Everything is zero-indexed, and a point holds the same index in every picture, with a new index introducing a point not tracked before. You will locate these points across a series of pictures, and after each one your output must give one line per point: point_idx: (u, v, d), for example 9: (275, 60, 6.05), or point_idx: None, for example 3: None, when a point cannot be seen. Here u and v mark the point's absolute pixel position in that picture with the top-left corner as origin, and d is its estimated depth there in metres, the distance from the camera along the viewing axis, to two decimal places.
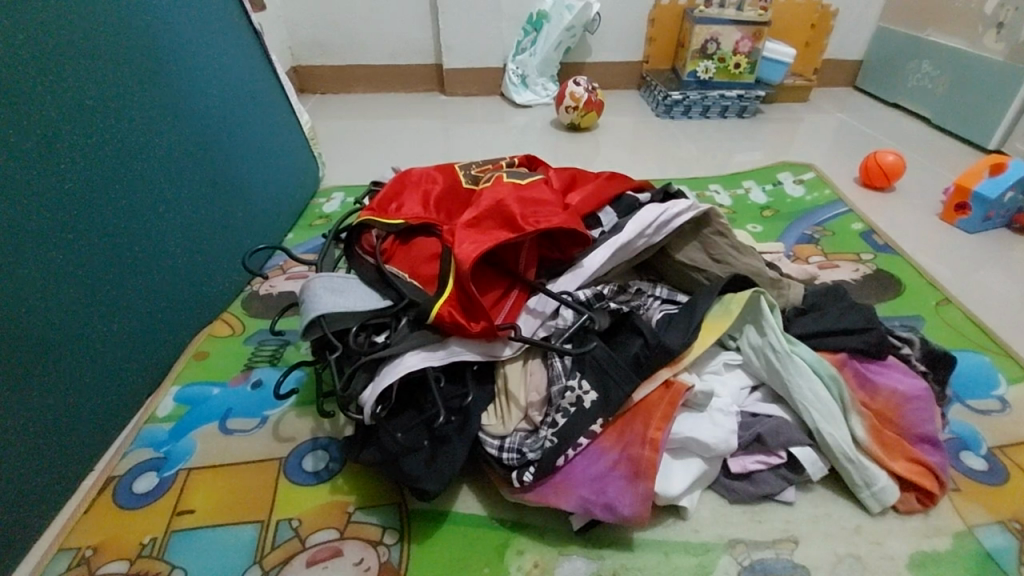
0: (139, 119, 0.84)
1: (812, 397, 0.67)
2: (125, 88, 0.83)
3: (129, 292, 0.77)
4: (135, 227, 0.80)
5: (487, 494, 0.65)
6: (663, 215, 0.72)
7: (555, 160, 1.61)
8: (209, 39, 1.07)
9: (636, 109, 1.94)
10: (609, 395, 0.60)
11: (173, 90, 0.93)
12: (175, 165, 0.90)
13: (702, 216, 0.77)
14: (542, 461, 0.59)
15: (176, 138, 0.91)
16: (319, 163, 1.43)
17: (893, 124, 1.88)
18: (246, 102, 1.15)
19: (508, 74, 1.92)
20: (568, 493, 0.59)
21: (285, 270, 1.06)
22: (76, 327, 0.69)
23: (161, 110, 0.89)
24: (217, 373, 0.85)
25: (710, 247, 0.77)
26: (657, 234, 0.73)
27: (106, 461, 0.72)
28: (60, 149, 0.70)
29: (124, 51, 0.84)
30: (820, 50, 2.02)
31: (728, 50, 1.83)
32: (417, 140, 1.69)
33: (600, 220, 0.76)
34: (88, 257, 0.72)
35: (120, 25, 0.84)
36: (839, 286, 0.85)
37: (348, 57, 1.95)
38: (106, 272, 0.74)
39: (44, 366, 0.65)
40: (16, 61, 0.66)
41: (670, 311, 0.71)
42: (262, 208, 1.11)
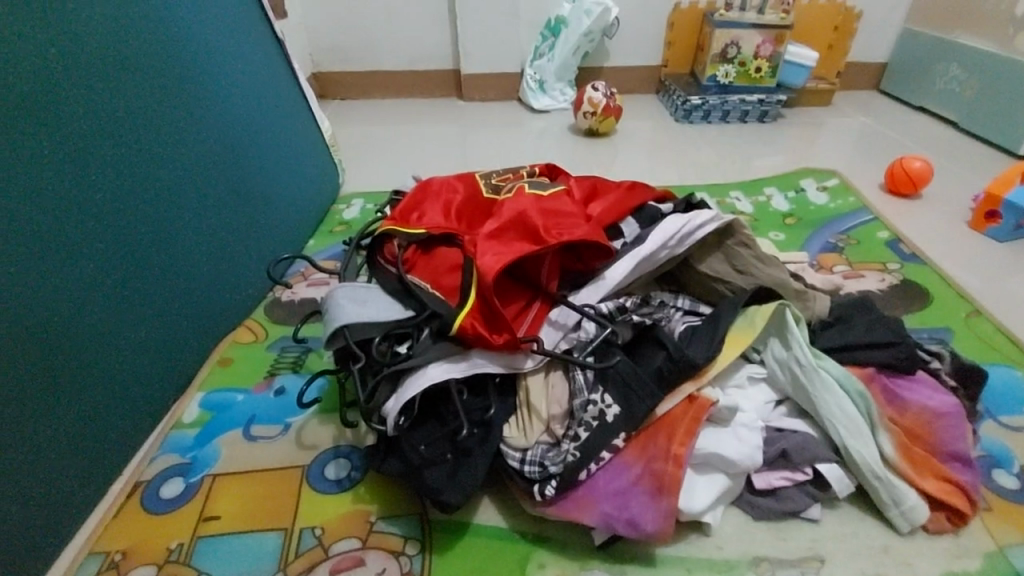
0: (166, 129, 0.86)
1: (838, 413, 0.66)
2: (153, 100, 0.85)
3: (155, 299, 0.79)
4: (159, 235, 0.81)
5: (508, 506, 0.65)
6: (687, 226, 0.72)
7: (573, 165, 1.60)
8: (232, 49, 1.09)
9: (655, 113, 1.93)
10: (633, 410, 0.60)
11: (197, 100, 0.94)
12: (201, 174, 0.92)
13: (726, 227, 0.76)
14: (564, 476, 0.59)
15: (202, 147, 0.93)
16: (340, 169, 1.45)
17: (919, 129, 1.84)
18: (269, 110, 1.17)
19: (526, 78, 1.92)
20: (590, 509, 0.59)
21: (306, 276, 1.08)
22: (105, 334, 0.71)
23: (185, 121, 0.91)
24: (240, 379, 0.86)
25: (734, 258, 0.76)
26: (680, 245, 0.72)
27: (134, 466, 0.73)
28: (92, 160, 0.72)
29: (149, 62, 0.86)
30: (843, 53, 1.98)
31: (749, 54, 1.81)
32: (435, 145, 1.70)
33: (622, 231, 0.75)
34: (112, 266, 0.73)
35: (146, 37, 0.86)
36: (866, 298, 0.83)
37: (367, 62, 1.96)
38: (130, 280, 0.76)
39: (75, 372, 0.67)
40: (52, 77, 0.69)
41: (692, 323, 0.71)
42: (284, 215, 1.12)
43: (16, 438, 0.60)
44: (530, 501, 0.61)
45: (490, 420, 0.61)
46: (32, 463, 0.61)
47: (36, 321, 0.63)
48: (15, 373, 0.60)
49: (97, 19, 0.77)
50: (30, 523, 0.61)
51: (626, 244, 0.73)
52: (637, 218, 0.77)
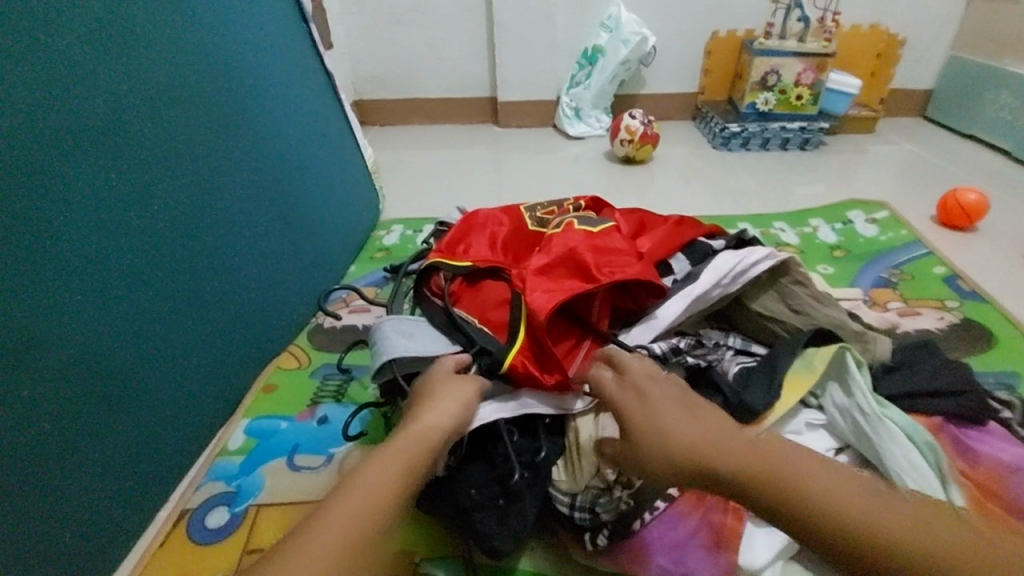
0: (221, 162, 0.90)
1: (905, 464, 0.61)
2: (211, 136, 0.89)
3: (205, 326, 0.81)
4: (211, 264, 0.84)
5: (554, 551, 0.63)
6: (740, 264, 0.70)
7: (609, 193, 1.60)
8: (282, 83, 1.13)
9: (691, 140, 1.91)
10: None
11: (248, 133, 0.98)
12: (252, 204, 0.95)
13: (780, 265, 0.74)
14: (617, 525, 0.57)
15: (253, 178, 0.97)
16: (381, 195, 1.47)
17: (970, 157, 1.78)
18: (316, 140, 1.20)
19: (562, 106, 1.93)
20: (644, 560, 0.57)
21: (348, 302, 1.09)
22: (158, 361, 0.73)
23: (237, 153, 0.94)
24: (284, 407, 0.87)
25: (789, 297, 0.74)
26: (733, 284, 0.70)
27: (181, 493, 0.74)
28: (154, 193, 0.76)
29: (205, 98, 0.90)
30: (887, 80, 1.94)
31: (789, 81, 1.79)
32: (472, 171, 1.72)
33: (672, 267, 0.74)
34: (163, 295, 0.75)
35: (203, 75, 0.90)
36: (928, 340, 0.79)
37: (407, 90, 2.01)
38: (180, 308, 0.78)
39: (128, 399, 0.69)
40: (121, 116, 0.73)
41: (746, 364, 0.69)
42: (327, 242, 1.15)
43: (71, 464, 0.62)
44: (580, 548, 0.59)
45: (540, 462, 0.59)
46: (85, 488, 0.63)
47: (91, 350, 0.65)
48: (71, 401, 0.62)
49: (158, 60, 0.81)
50: (81, 549, 0.62)
51: (676, 282, 0.71)
52: (687, 255, 0.76)
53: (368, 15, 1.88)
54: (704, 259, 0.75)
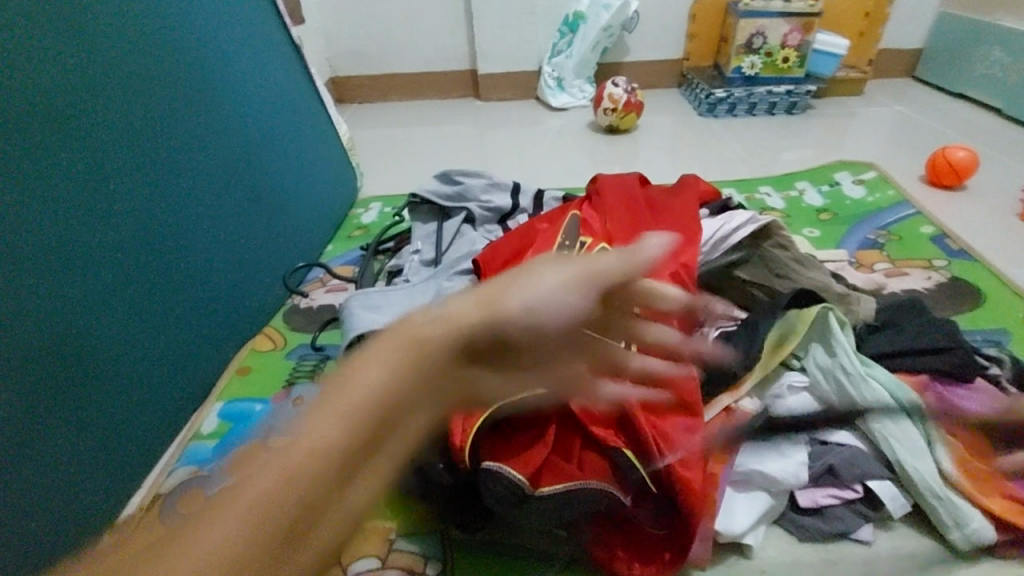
0: (185, 137, 0.85)
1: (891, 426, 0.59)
2: (169, 107, 0.84)
3: (174, 310, 0.78)
4: (178, 244, 0.80)
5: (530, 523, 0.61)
6: (721, 231, 0.70)
7: (593, 164, 1.56)
8: (252, 56, 1.08)
9: (677, 108, 1.87)
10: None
11: (218, 108, 0.94)
12: (220, 181, 0.90)
13: (762, 230, 0.73)
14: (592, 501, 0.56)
15: (221, 155, 0.92)
16: (358, 173, 1.43)
17: (960, 116, 1.74)
18: (288, 117, 1.15)
19: (544, 76, 1.88)
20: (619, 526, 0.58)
21: (325, 282, 1.05)
22: (123, 348, 0.70)
23: (209, 128, 0.91)
24: (260, 390, 0.84)
25: (767, 262, 0.72)
26: (713, 252, 0.70)
27: (153, 479, 0.72)
28: (110, 168, 0.72)
29: (176, 76, 0.86)
30: (876, 40, 1.90)
31: (776, 43, 1.74)
32: (452, 146, 1.67)
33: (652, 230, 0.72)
34: (145, 282, 0.74)
35: (174, 51, 0.87)
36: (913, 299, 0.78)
37: (384, 65, 1.95)
38: (157, 291, 0.76)
39: (91, 387, 0.66)
40: (64, 85, 0.68)
41: None
42: (303, 220, 1.11)
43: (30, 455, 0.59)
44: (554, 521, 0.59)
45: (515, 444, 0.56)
46: (45, 479, 0.60)
47: (65, 330, 0.64)
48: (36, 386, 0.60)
49: (128, 41, 0.79)
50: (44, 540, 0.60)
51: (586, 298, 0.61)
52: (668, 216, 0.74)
53: None
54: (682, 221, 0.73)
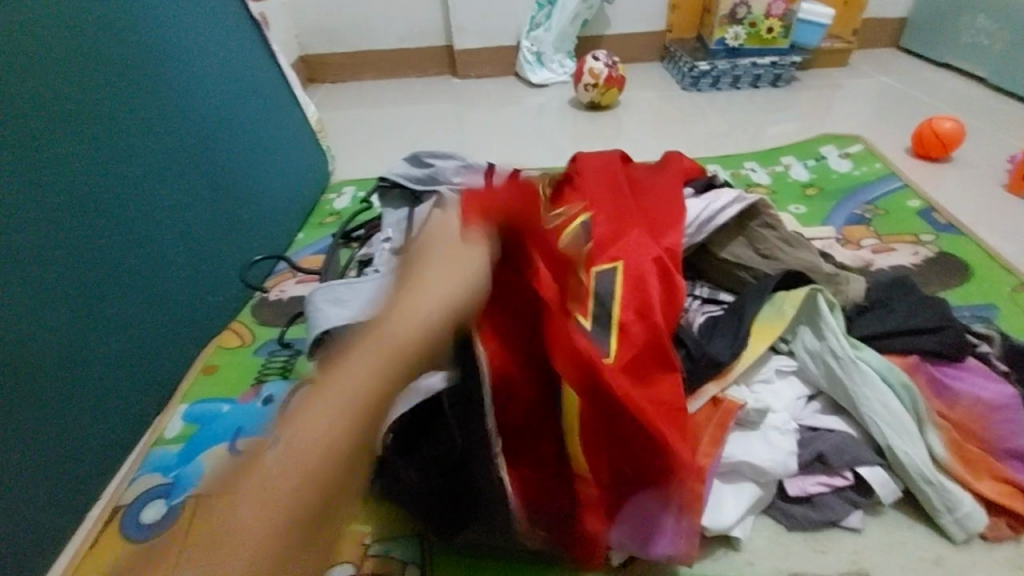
0: (132, 121, 0.78)
1: (881, 410, 0.58)
2: (112, 87, 0.76)
3: (126, 310, 0.72)
4: (129, 238, 0.74)
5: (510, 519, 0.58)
6: (707, 212, 0.66)
7: (575, 142, 1.51)
8: (206, 31, 1.00)
9: (660, 82, 1.82)
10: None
11: (171, 89, 0.87)
12: (174, 168, 0.84)
13: (749, 209, 0.69)
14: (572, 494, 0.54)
15: (174, 139, 0.85)
16: (330, 156, 1.36)
17: (944, 86, 1.72)
18: (250, 98, 1.08)
19: (523, 51, 1.81)
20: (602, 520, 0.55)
21: (295, 274, 1.00)
22: (70, 352, 0.64)
23: (162, 111, 0.84)
24: (227, 389, 0.80)
25: (753, 244, 0.69)
26: (699, 234, 0.66)
27: (113, 488, 0.68)
28: (45, 156, 0.65)
29: (120, 53, 0.79)
30: (861, 9, 1.85)
31: (760, 14, 1.69)
32: (428, 126, 1.61)
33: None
34: (97, 278, 0.69)
35: (117, 25, 0.80)
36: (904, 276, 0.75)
37: (355, 42, 1.86)
38: (109, 290, 0.70)
39: (38, 396, 0.60)
40: None
41: (713, 314, 0.65)
42: (271, 208, 1.05)
43: None
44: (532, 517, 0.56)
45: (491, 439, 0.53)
46: None
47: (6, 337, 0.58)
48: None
49: (64, 14, 0.71)
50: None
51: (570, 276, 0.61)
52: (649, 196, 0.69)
53: None
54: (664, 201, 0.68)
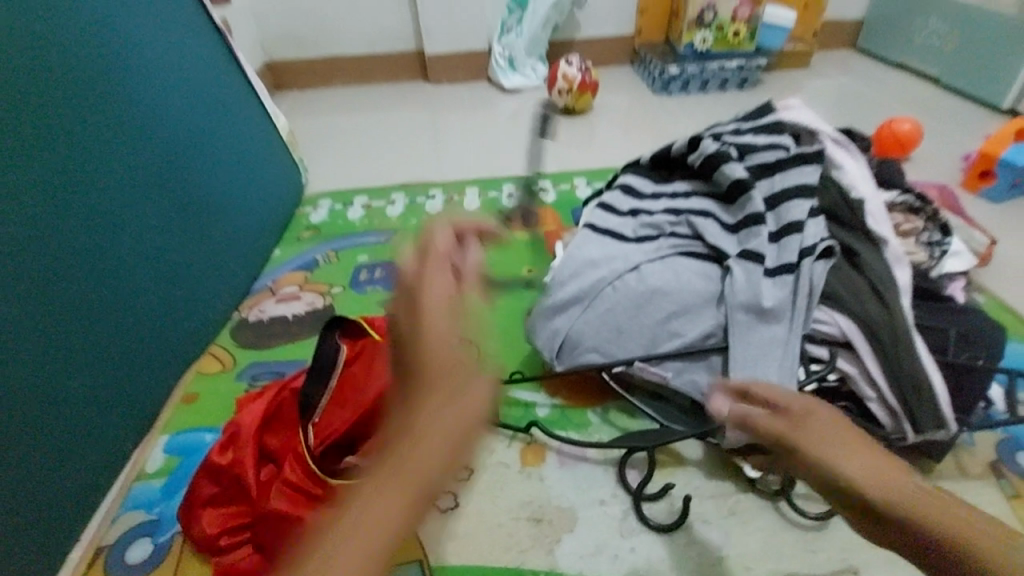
0: (91, 157, 0.76)
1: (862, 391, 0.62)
2: (80, 124, 0.75)
3: (83, 343, 0.69)
4: (88, 266, 0.72)
5: (588, 465, 0.68)
6: (792, 186, 0.71)
7: (552, 147, 1.50)
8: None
9: (631, 86, 1.80)
10: (868, 314, 0.62)
11: (173, 81, 0.96)
12: (140, 205, 0.82)
13: (813, 160, 0.73)
14: (917, 363, 0.59)
15: (139, 169, 0.83)
16: (302, 169, 1.33)
17: (897, 84, 1.73)
18: (216, 112, 1.06)
19: (494, 57, 1.82)
20: (909, 366, 0.59)
21: (274, 291, 1.00)
22: (41, 392, 0.63)
23: (145, 64, 0.90)
24: (208, 417, 0.78)
25: (836, 163, 0.74)
26: (777, 188, 0.72)
27: (94, 529, 0.66)
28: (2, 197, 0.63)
29: (123, 84, 0.84)
30: (820, 11, 1.86)
31: (726, 17, 1.68)
32: (403, 133, 1.59)
33: (718, 213, 0.75)
34: (141, 226, 0.81)
35: (76, 56, 0.77)
36: (867, 302, 0.63)
37: (325, 48, 1.86)
38: (67, 326, 0.67)
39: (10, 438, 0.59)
40: None
41: (830, 263, 0.66)
42: (264, 176, 1.14)
43: None
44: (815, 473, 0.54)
45: (884, 302, 0.62)
46: None
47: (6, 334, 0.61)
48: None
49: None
50: None
51: (769, 270, 0.67)
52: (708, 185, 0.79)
53: None
54: (743, 189, 0.73)
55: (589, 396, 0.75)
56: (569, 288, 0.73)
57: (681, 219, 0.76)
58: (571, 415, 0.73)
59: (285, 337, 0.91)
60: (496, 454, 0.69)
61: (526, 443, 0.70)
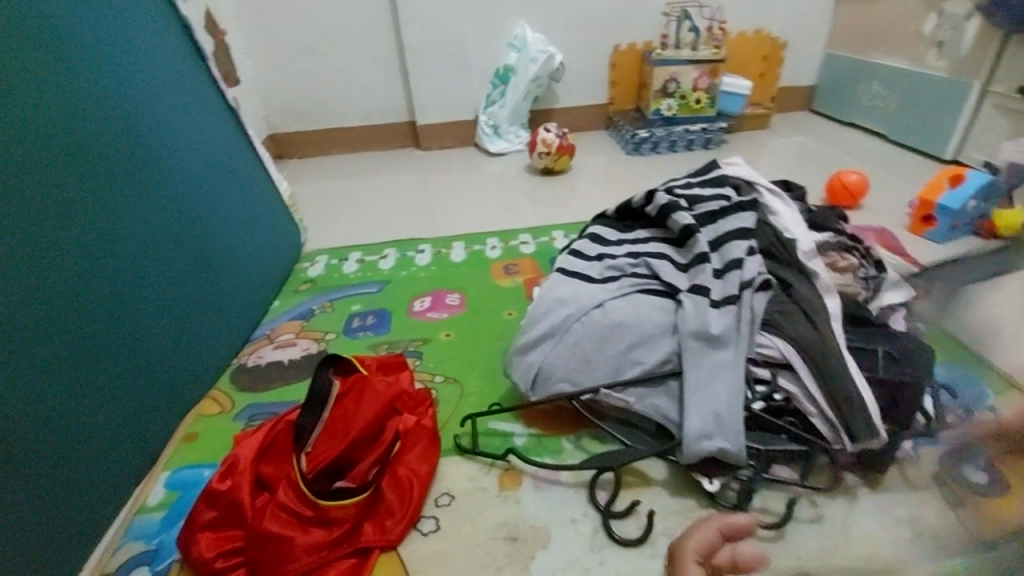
0: (117, 216, 0.86)
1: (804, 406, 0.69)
2: (109, 187, 0.86)
3: (100, 381, 0.76)
4: (109, 312, 0.80)
5: (561, 487, 0.72)
6: (732, 229, 0.81)
7: (534, 203, 1.62)
8: (175, 74, 1.13)
9: (607, 149, 1.96)
10: (802, 336, 0.70)
11: (190, 151, 1.09)
12: (156, 258, 0.91)
13: (748, 208, 0.84)
14: (847, 380, 0.66)
15: (156, 227, 0.93)
16: (302, 229, 1.44)
17: (849, 141, 1.90)
18: (226, 177, 1.18)
19: (481, 125, 1.99)
20: (843, 380, 0.66)
21: (272, 339, 1.08)
22: (61, 423, 0.69)
23: (166, 137, 1.03)
24: (207, 454, 0.83)
25: (771, 210, 0.84)
26: (720, 232, 0.82)
27: (96, 559, 0.69)
28: (41, 247, 0.72)
29: (147, 155, 0.96)
30: (775, 80, 2.06)
31: (688, 87, 1.87)
32: (397, 195, 1.72)
33: (672, 257, 0.85)
34: (155, 277, 0.90)
35: (111, 131, 0.89)
36: (802, 327, 0.70)
37: (325, 121, 2.03)
38: (87, 364, 0.74)
39: (30, 466, 0.64)
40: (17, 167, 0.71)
41: (768, 295, 0.74)
42: (267, 234, 1.25)
43: None
44: None
45: (816, 326, 0.70)
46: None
47: (36, 368, 0.67)
48: (17, 439, 0.63)
49: (88, 63, 0.89)
50: None
51: (716, 302, 0.75)
52: (664, 233, 0.90)
53: (276, 52, 1.91)
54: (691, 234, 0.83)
55: (564, 425, 0.81)
56: (541, 323, 0.81)
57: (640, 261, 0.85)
58: (547, 442, 0.79)
59: (281, 380, 0.97)
60: (476, 480, 0.75)
61: (505, 470, 0.76)
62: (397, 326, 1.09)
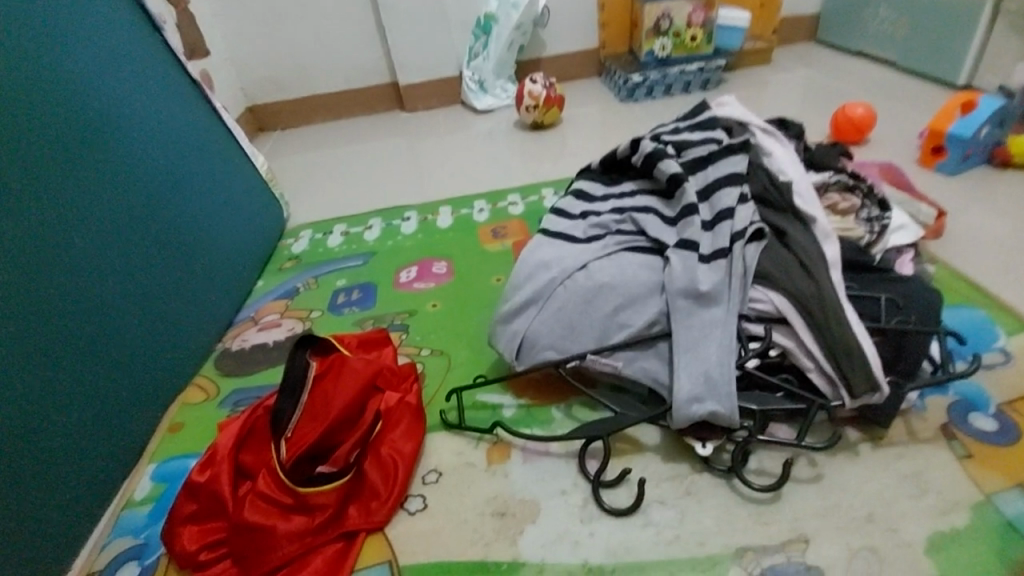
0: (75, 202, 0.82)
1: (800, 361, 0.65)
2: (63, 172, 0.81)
3: (72, 376, 0.74)
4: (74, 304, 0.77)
5: (550, 459, 0.70)
6: (723, 176, 0.75)
7: (522, 161, 1.55)
8: (130, 46, 1.05)
9: (598, 97, 1.86)
10: (797, 288, 0.65)
11: (155, 128, 1.03)
12: (124, 244, 0.88)
13: (741, 150, 0.77)
14: (845, 331, 0.61)
15: (121, 211, 0.89)
16: (284, 204, 1.39)
17: (857, 71, 1.77)
18: (196, 153, 1.12)
19: (465, 81, 1.89)
20: (843, 330, 0.62)
21: (256, 321, 1.05)
22: (31, 422, 0.67)
23: (126, 115, 0.97)
24: (192, 444, 0.82)
25: (765, 151, 0.78)
26: (710, 179, 0.77)
27: (85, 557, 0.69)
28: None
29: (105, 134, 0.91)
30: (777, 9, 1.92)
31: (682, 24, 1.75)
32: (380, 161, 1.65)
33: (659, 208, 0.79)
34: (125, 264, 0.87)
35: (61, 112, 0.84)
36: (797, 279, 0.66)
37: (303, 88, 1.94)
38: (55, 360, 0.72)
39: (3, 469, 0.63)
40: None
41: (761, 246, 0.69)
42: (247, 211, 1.20)
43: None
44: None
45: (812, 276, 0.65)
46: None
47: None
48: None
49: (25, 39, 0.82)
50: None
51: (705, 256, 0.70)
52: (651, 184, 0.84)
53: (244, 17, 1.80)
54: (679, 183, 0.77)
55: (552, 394, 0.78)
56: (524, 290, 0.77)
57: (625, 217, 0.80)
58: (536, 413, 0.76)
59: (265, 363, 0.95)
60: (464, 455, 0.72)
61: (493, 443, 0.73)
62: (382, 300, 1.05)
